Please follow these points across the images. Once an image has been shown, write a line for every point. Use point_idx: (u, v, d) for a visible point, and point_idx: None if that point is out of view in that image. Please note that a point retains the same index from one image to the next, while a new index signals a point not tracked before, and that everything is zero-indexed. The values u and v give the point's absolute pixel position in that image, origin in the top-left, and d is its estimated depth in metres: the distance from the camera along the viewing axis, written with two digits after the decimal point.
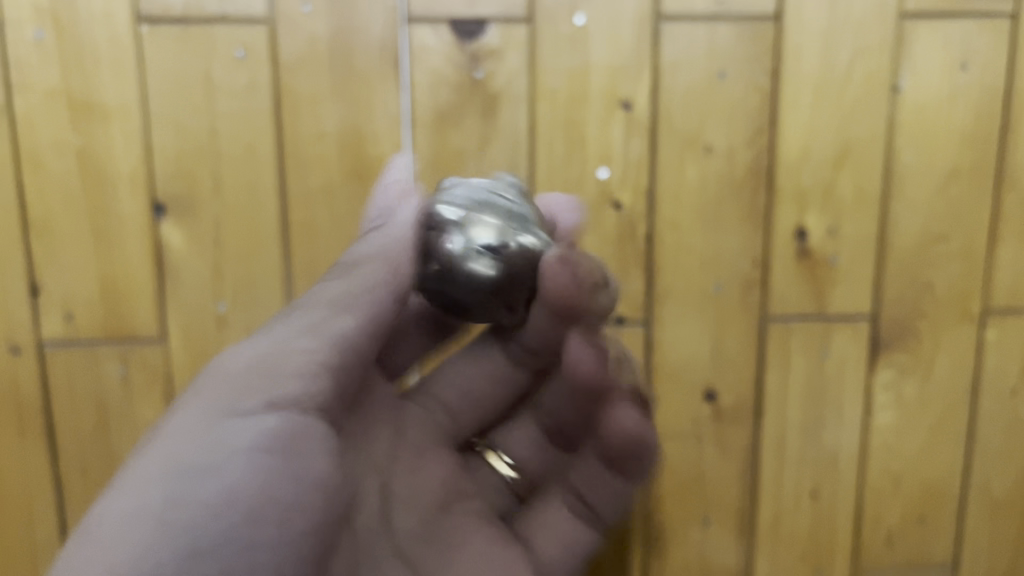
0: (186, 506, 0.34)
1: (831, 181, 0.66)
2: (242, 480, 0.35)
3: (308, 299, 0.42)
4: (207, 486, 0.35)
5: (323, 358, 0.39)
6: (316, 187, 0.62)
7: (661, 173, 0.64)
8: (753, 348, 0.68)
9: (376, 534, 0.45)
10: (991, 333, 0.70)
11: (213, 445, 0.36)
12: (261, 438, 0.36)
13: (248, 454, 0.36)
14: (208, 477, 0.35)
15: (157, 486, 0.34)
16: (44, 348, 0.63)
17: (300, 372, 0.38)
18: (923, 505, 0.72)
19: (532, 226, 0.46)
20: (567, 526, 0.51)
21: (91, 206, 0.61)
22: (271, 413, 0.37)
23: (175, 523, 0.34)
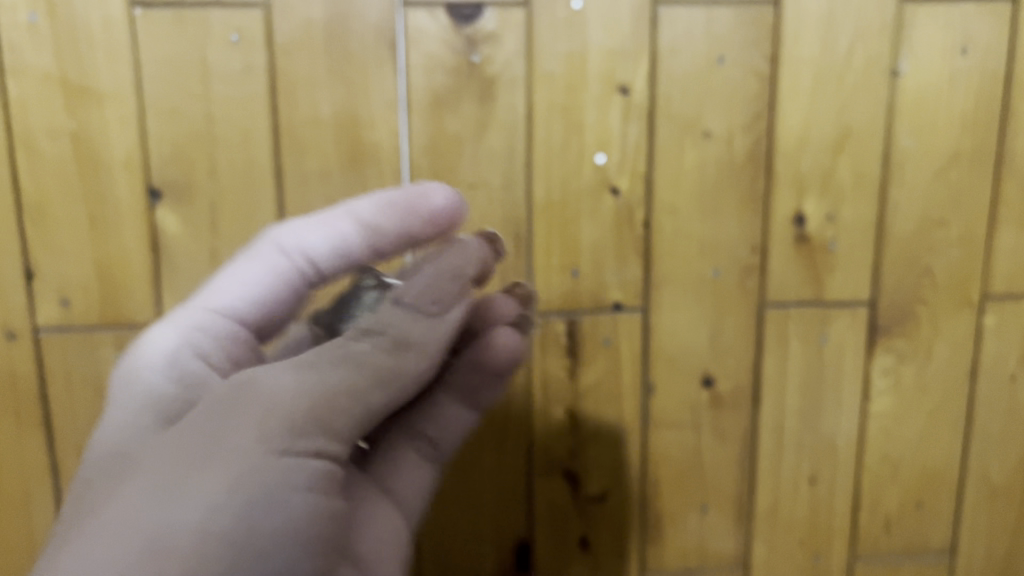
0: (249, 539, 0.39)
1: (830, 166, 0.65)
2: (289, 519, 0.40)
3: (357, 354, 0.46)
4: (261, 517, 0.40)
5: (362, 417, 0.45)
6: (314, 170, 0.62)
7: (659, 158, 0.64)
8: (751, 334, 0.67)
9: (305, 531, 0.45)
10: (990, 318, 0.69)
11: (275, 478, 0.40)
12: (313, 479, 0.42)
13: (299, 497, 0.41)
14: (265, 513, 0.40)
15: (223, 513, 0.39)
16: (39, 334, 0.62)
17: (342, 432, 0.44)
18: (921, 490, 0.72)
19: None
20: (419, 474, 0.54)
21: (86, 190, 0.61)
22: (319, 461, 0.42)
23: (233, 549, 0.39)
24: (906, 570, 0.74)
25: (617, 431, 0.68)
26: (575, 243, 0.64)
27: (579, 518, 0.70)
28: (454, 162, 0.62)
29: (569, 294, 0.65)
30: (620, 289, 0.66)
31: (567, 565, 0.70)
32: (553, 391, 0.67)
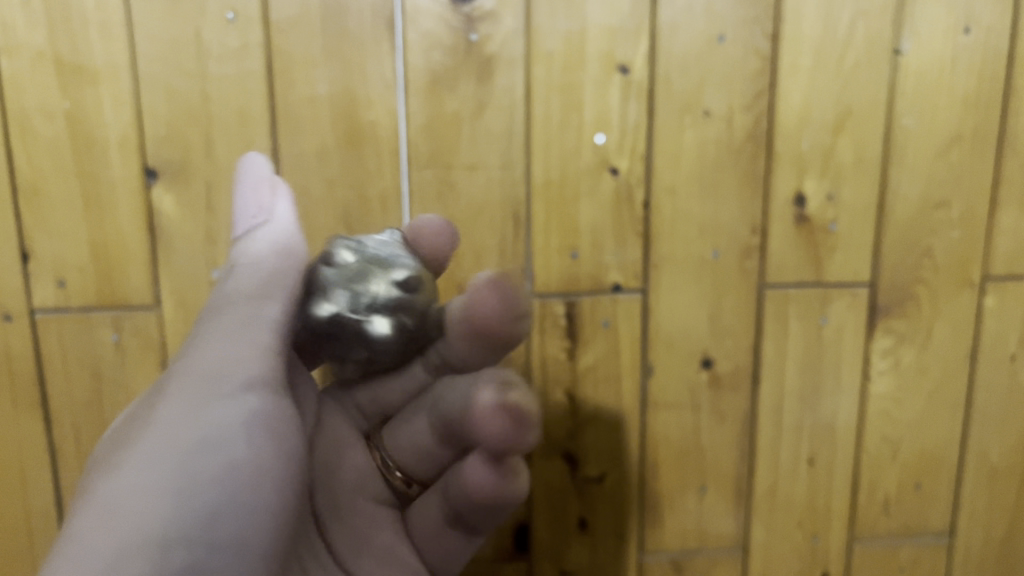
0: (200, 485, 0.35)
1: (831, 146, 0.65)
2: (232, 469, 0.37)
3: (230, 296, 0.42)
4: (200, 474, 0.36)
5: (277, 348, 0.41)
6: (311, 150, 0.61)
7: (659, 138, 0.63)
8: (751, 315, 0.67)
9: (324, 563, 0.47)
10: (990, 299, 0.69)
11: (202, 433, 0.37)
12: (250, 416, 0.38)
13: (233, 444, 0.37)
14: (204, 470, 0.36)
15: (157, 477, 0.35)
16: (35, 315, 0.62)
17: (269, 366, 0.40)
18: (921, 472, 0.72)
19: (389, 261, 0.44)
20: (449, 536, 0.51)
21: (81, 170, 0.60)
22: (246, 402, 0.39)
23: (182, 511, 0.34)
24: (905, 551, 0.74)
25: (616, 412, 0.68)
26: (574, 223, 0.64)
27: (577, 499, 0.69)
28: (452, 142, 0.62)
29: (567, 275, 0.65)
30: (619, 270, 0.65)
31: (566, 547, 0.70)
32: (551, 374, 0.67)
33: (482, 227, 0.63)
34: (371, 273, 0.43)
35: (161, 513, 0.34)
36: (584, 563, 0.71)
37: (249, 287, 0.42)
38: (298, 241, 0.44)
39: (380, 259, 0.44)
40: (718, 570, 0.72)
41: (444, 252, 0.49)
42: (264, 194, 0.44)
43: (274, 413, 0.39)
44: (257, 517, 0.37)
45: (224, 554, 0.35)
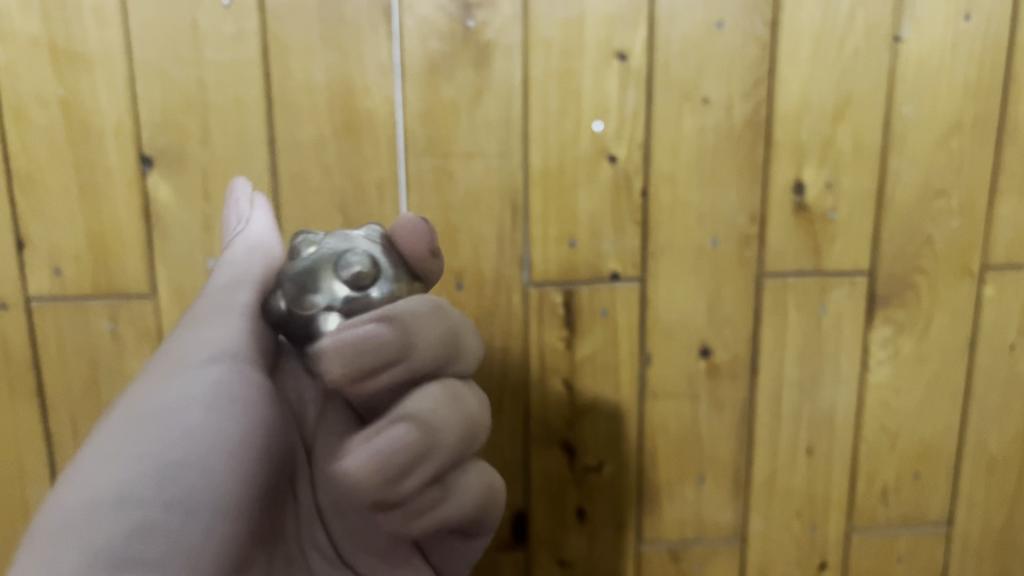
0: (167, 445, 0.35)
1: (830, 134, 0.65)
2: (194, 431, 0.36)
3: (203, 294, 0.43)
4: (162, 436, 0.35)
5: (252, 326, 0.42)
6: (307, 138, 0.61)
7: (657, 126, 0.63)
8: (749, 304, 0.67)
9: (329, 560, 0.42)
10: (989, 289, 0.69)
11: (163, 399, 0.36)
12: (219, 382, 0.38)
13: (195, 407, 0.37)
14: (161, 430, 0.35)
15: (116, 439, 0.35)
16: (31, 304, 0.62)
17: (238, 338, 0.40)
18: (919, 461, 0.72)
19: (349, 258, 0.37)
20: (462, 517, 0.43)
21: (77, 158, 0.60)
22: (213, 369, 0.38)
23: (139, 468, 0.34)
24: (904, 541, 0.74)
25: (614, 401, 0.68)
26: (572, 212, 0.64)
27: (576, 488, 0.69)
28: (449, 130, 0.61)
29: (565, 263, 0.65)
30: (617, 259, 0.65)
31: (564, 536, 0.70)
32: (549, 363, 0.66)
33: (480, 216, 0.63)
34: (320, 270, 0.37)
35: (117, 471, 0.33)
36: (582, 552, 0.71)
37: (223, 284, 0.43)
38: (276, 245, 0.46)
39: (329, 257, 0.37)
40: (716, 559, 0.72)
41: (425, 256, 0.41)
42: (244, 205, 0.49)
43: (245, 378, 0.39)
44: (225, 477, 0.36)
45: (183, 511, 0.34)
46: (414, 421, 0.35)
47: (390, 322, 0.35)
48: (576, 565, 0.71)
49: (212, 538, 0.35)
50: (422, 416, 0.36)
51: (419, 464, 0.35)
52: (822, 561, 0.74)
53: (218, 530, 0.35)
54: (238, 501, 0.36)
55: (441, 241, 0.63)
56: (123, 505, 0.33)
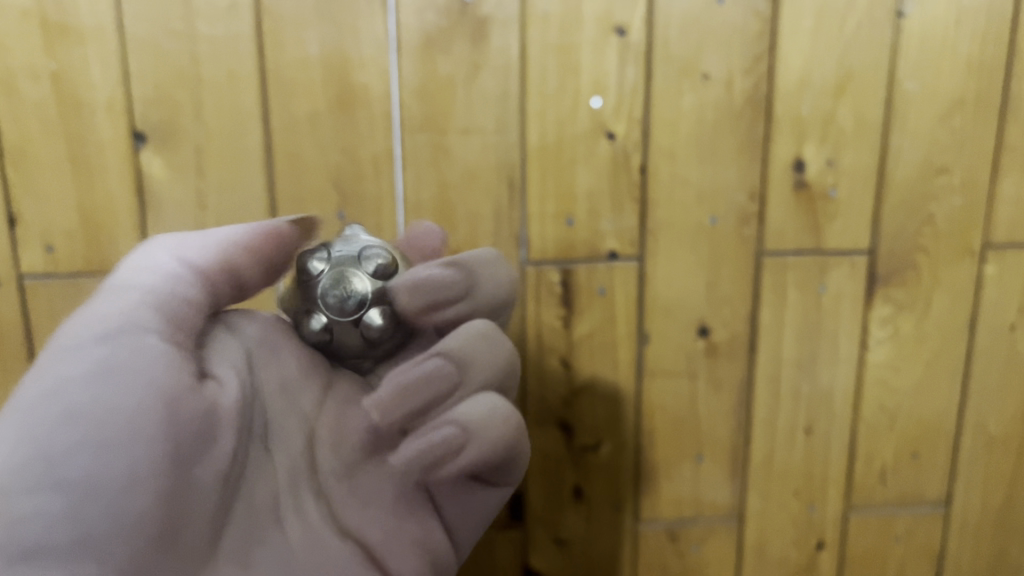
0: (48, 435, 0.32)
1: (831, 111, 0.64)
2: (74, 413, 0.33)
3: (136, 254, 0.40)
4: (43, 421, 0.33)
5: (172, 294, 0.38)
6: (302, 113, 0.60)
7: (656, 102, 0.62)
8: (748, 282, 0.66)
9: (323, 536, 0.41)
10: (991, 268, 0.68)
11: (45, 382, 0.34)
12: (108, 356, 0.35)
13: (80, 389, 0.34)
14: (43, 416, 0.33)
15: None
16: (24, 281, 0.61)
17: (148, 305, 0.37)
18: (917, 441, 0.72)
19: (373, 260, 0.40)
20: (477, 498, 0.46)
21: (69, 133, 0.59)
22: (100, 345, 0.35)
23: (17, 465, 0.31)
24: (901, 520, 0.73)
25: (612, 379, 0.68)
26: (570, 189, 0.63)
27: (573, 467, 0.69)
28: (445, 106, 0.61)
29: (563, 241, 0.64)
30: (615, 237, 0.64)
31: (561, 515, 0.70)
32: (546, 342, 0.66)
33: (476, 193, 0.62)
34: (348, 275, 0.39)
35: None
36: (579, 531, 0.70)
37: (137, 258, 0.39)
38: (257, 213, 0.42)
39: (349, 256, 0.40)
40: (714, 538, 0.72)
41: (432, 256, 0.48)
42: None
43: (134, 351, 0.35)
44: (118, 452, 0.33)
45: (71, 494, 0.32)
46: (448, 356, 0.40)
47: (460, 268, 0.42)
48: (574, 544, 0.71)
49: (113, 520, 0.33)
50: (458, 352, 0.40)
51: (450, 392, 0.40)
52: (820, 541, 0.73)
53: (121, 515, 0.33)
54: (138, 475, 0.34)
55: (438, 218, 0.63)
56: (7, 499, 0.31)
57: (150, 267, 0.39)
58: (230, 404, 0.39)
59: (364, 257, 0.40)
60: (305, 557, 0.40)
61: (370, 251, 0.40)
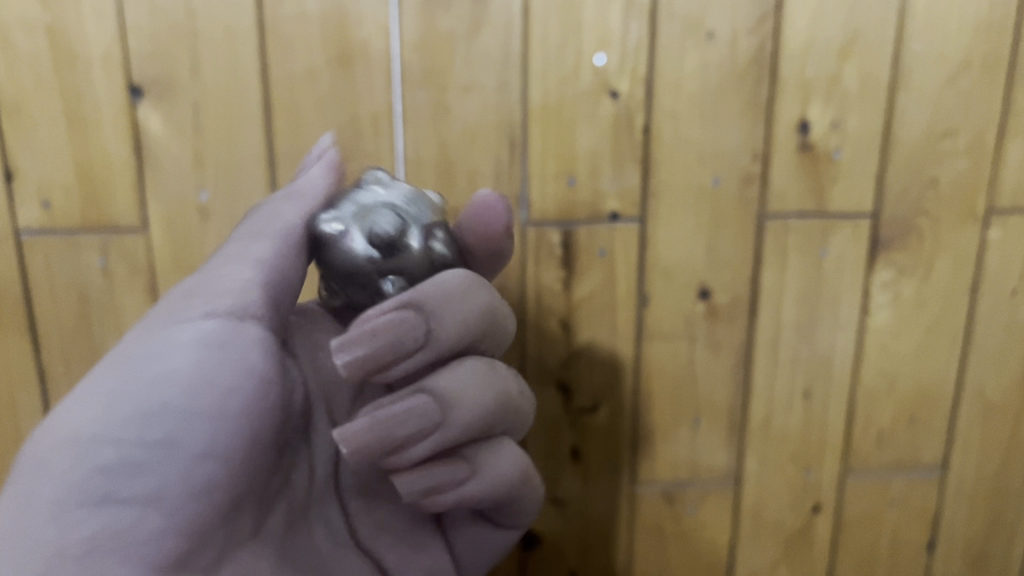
0: (143, 394, 0.35)
1: (837, 72, 0.63)
2: (169, 378, 0.36)
3: (236, 233, 0.42)
4: (141, 381, 0.35)
5: (266, 280, 0.39)
6: (301, 69, 0.59)
7: (660, 61, 0.61)
8: (749, 244, 0.66)
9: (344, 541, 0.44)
10: (994, 233, 0.68)
11: (152, 346, 0.37)
12: (206, 335, 0.37)
13: (187, 353, 0.36)
14: (145, 376, 0.36)
15: (95, 388, 0.36)
16: (21, 237, 0.61)
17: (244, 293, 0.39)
18: (916, 406, 0.72)
19: (369, 194, 0.40)
20: (485, 535, 0.48)
21: (65, 88, 0.58)
22: (208, 318, 0.38)
23: (109, 419, 0.34)
24: (897, 484, 0.74)
25: (611, 342, 0.67)
26: (571, 149, 0.62)
27: (570, 429, 0.69)
28: (446, 62, 0.60)
29: (564, 202, 0.63)
30: (617, 197, 0.64)
31: (559, 476, 0.70)
32: (546, 302, 0.66)
33: (477, 152, 0.62)
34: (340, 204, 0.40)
35: (90, 410, 0.35)
36: (576, 492, 0.71)
37: (258, 220, 0.42)
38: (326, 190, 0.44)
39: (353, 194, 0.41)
40: (710, 501, 0.73)
41: (498, 229, 0.45)
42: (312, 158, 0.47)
43: (234, 331, 0.38)
44: (201, 422, 0.35)
45: (150, 455, 0.34)
46: (435, 394, 0.39)
47: (417, 309, 0.38)
48: (570, 505, 0.71)
49: (182, 486, 0.35)
50: (445, 390, 0.39)
51: (432, 432, 0.39)
52: (816, 505, 0.74)
53: (191, 484, 0.35)
54: (215, 451, 0.35)
55: (437, 176, 0.62)
56: (96, 450, 0.34)
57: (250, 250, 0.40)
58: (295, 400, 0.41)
59: (361, 192, 0.40)
60: (330, 556, 0.43)
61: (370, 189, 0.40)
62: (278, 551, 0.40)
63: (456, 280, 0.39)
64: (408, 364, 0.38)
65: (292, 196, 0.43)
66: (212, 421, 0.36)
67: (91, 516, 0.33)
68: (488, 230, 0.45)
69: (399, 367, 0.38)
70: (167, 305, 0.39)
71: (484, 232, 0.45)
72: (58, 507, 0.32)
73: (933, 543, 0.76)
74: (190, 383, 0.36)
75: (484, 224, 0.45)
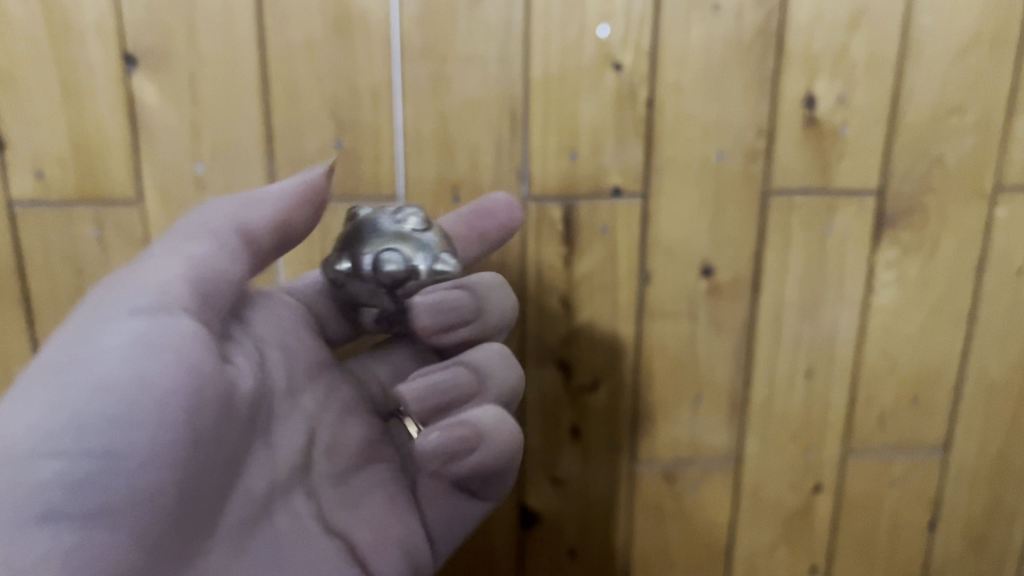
0: (79, 403, 0.35)
1: (844, 46, 0.62)
2: (103, 386, 0.36)
3: (167, 236, 0.42)
4: (74, 389, 0.35)
5: (200, 281, 0.40)
6: (299, 39, 0.58)
7: (665, 33, 0.60)
8: (753, 221, 0.65)
9: (307, 529, 0.44)
10: (1001, 211, 0.67)
11: (79, 349, 0.37)
12: (138, 336, 0.37)
13: (122, 359, 0.37)
14: (79, 383, 0.36)
15: (25, 399, 0.35)
16: (13, 209, 0.60)
17: (175, 290, 0.39)
18: (918, 385, 0.71)
19: (425, 241, 0.44)
20: (454, 506, 0.50)
21: (58, 56, 0.57)
22: (142, 316, 0.38)
23: (46, 431, 0.34)
24: (898, 465, 0.73)
25: (612, 319, 0.67)
26: (573, 123, 0.61)
27: (571, 407, 0.69)
28: (447, 33, 0.59)
29: (566, 176, 0.63)
30: (619, 172, 0.63)
31: (559, 454, 0.70)
32: (546, 279, 0.65)
33: (478, 125, 0.61)
34: (400, 243, 0.43)
35: (27, 422, 0.34)
36: (575, 471, 0.70)
37: (191, 224, 0.42)
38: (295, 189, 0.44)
39: (406, 229, 0.44)
40: (710, 480, 0.72)
41: (510, 220, 0.55)
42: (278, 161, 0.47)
43: (173, 329, 0.38)
44: (140, 427, 0.36)
45: (94, 464, 0.34)
46: (471, 365, 0.44)
47: (469, 292, 0.45)
48: (569, 484, 0.70)
49: (130, 491, 0.35)
50: (479, 362, 0.45)
51: (468, 398, 0.44)
52: (817, 484, 0.73)
53: (138, 488, 0.35)
54: (160, 453, 0.36)
55: (437, 150, 0.61)
56: (34, 464, 0.33)
57: (187, 250, 0.41)
58: (248, 389, 0.41)
59: (417, 233, 0.44)
60: (290, 545, 0.43)
61: (422, 231, 0.44)
62: (228, 542, 0.40)
63: (484, 282, 0.47)
64: (461, 335, 0.46)
65: (237, 202, 0.43)
66: (153, 429, 0.36)
67: (36, 535, 0.33)
68: (508, 222, 0.54)
69: (454, 334, 0.45)
70: (95, 305, 0.39)
71: (502, 227, 0.54)
72: (11, 525, 0.32)
73: (933, 524, 0.75)
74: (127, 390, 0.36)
75: (509, 217, 0.54)
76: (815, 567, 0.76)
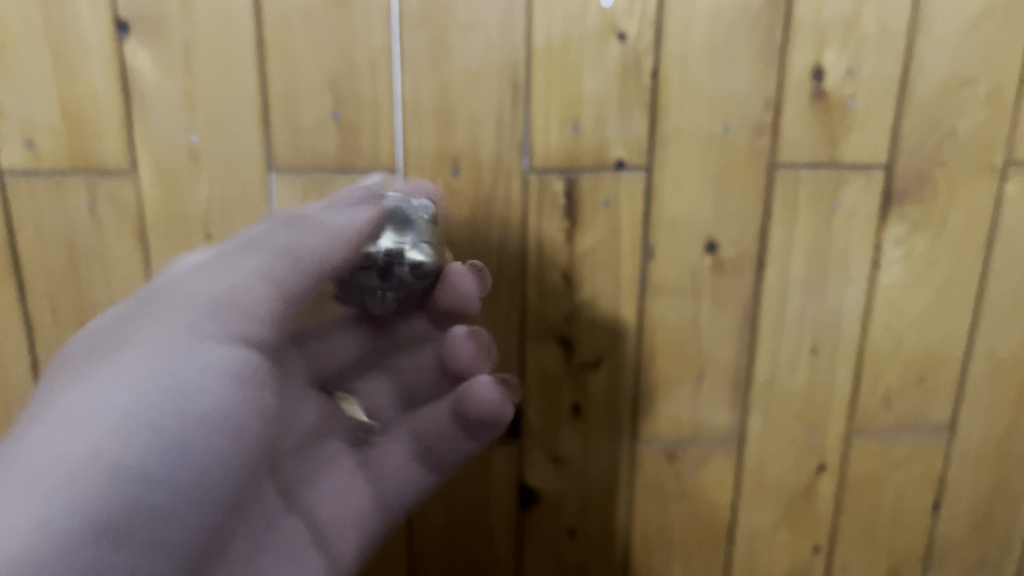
0: (167, 429, 0.38)
1: (854, 17, 0.61)
2: (188, 414, 0.39)
3: (253, 242, 0.44)
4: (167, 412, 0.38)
5: (278, 312, 0.43)
6: (296, 6, 0.57)
7: (670, 3, 0.59)
8: (759, 196, 0.64)
9: (274, 510, 0.50)
10: (1011, 187, 0.66)
11: (174, 366, 0.39)
12: (226, 370, 0.40)
13: (216, 386, 0.40)
14: (170, 407, 0.39)
15: (124, 400, 0.38)
16: (3, 180, 0.58)
17: (257, 327, 0.42)
18: (925, 365, 0.70)
19: None
20: (405, 469, 0.56)
21: (49, 23, 0.56)
22: (229, 347, 0.41)
23: (138, 453, 0.37)
24: (903, 445, 0.72)
25: (614, 296, 0.66)
26: (576, 94, 0.60)
27: (571, 385, 0.68)
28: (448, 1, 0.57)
29: (568, 149, 0.61)
30: (623, 146, 0.62)
31: (559, 433, 0.69)
32: (548, 255, 0.64)
33: (479, 97, 0.59)
34: None
35: (117, 437, 0.37)
36: (576, 450, 0.69)
37: (277, 237, 0.44)
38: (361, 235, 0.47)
39: None
40: (712, 460, 0.71)
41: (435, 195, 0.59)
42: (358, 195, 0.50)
43: (246, 368, 0.41)
44: (208, 460, 0.40)
45: (168, 489, 0.38)
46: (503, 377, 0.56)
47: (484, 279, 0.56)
48: (569, 463, 0.70)
49: (188, 513, 0.39)
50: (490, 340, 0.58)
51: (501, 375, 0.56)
52: (821, 464, 0.72)
53: (194, 511, 0.39)
54: (214, 485, 0.40)
55: (436, 122, 0.60)
56: (123, 485, 0.37)
57: (273, 271, 0.43)
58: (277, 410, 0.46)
59: None
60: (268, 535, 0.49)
61: None
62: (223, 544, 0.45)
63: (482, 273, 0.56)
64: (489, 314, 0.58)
65: (328, 233, 0.45)
66: (213, 462, 0.40)
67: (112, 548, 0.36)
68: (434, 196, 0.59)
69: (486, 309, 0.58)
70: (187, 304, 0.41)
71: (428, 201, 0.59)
72: (95, 540, 0.36)
73: (938, 505, 0.75)
74: (213, 420, 0.40)
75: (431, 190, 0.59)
76: (818, 548, 0.75)
